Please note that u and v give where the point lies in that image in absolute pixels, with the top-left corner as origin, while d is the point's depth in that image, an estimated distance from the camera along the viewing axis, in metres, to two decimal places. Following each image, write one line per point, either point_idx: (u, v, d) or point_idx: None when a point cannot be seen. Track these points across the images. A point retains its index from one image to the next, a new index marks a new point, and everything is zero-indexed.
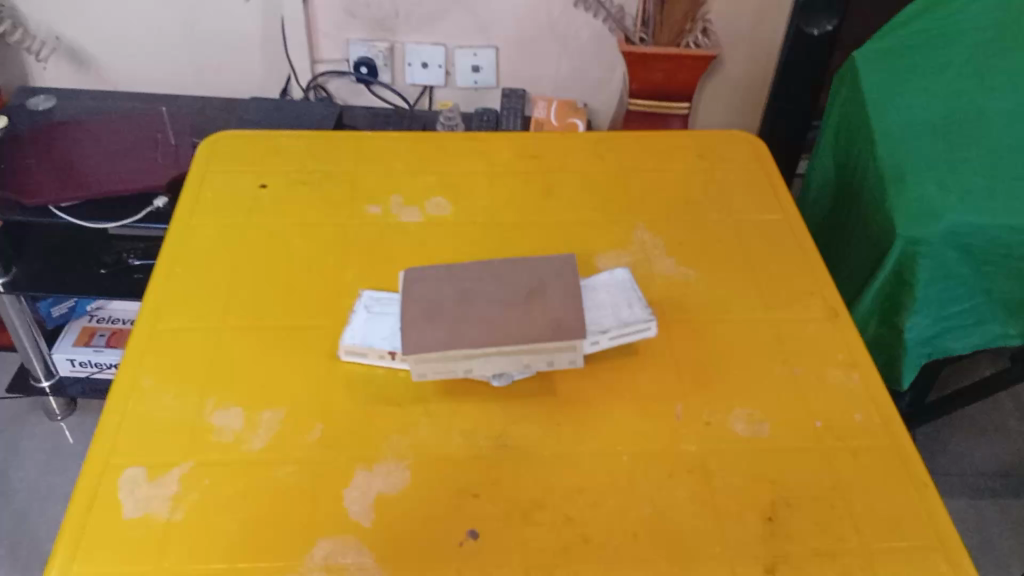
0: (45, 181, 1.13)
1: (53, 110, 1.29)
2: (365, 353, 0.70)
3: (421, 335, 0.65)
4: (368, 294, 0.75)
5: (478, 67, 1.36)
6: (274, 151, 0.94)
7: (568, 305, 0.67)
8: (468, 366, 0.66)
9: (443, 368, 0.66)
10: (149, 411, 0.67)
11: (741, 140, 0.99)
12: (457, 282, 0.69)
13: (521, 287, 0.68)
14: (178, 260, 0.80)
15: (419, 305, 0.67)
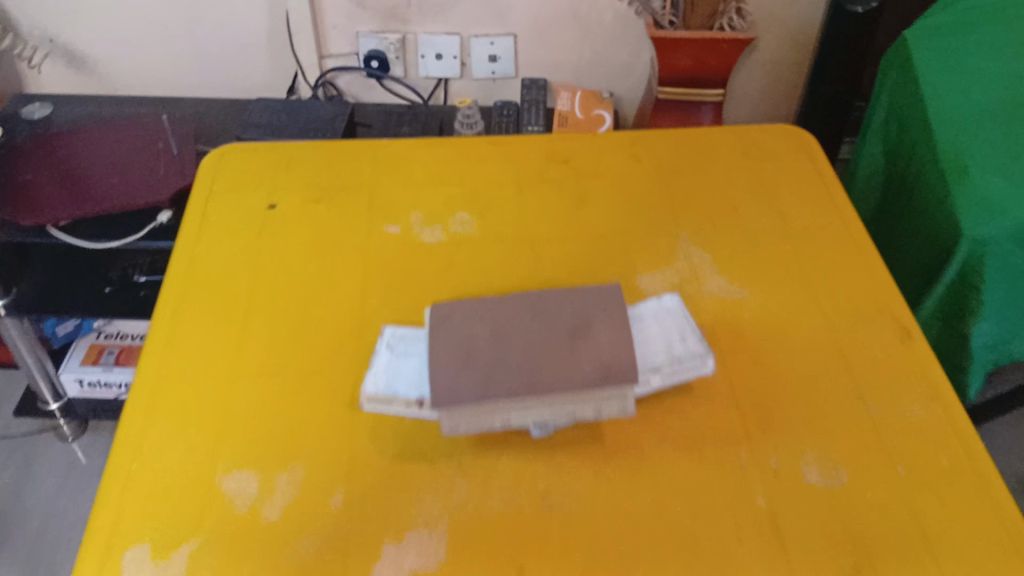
0: (41, 197, 1.06)
1: (49, 118, 1.23)
2: (389, 402, 0.62)
3: (453, 384, 0.58)
4: (390, 330, 0.67)
5: (496, 57, 1.28)
6: (286, 165, 0.85)
7: (619, 345, 0.60)
8: (506, 417, 0.59)
9: (477, 421, 0.59)
10: (154, 474, 0.60)
11: (791, 134, 0.90)
12: (490, 319, 0.62)
13: (563, 324, 0.61)
14: (181, 295, 0.73)
15: (449, 348, 0.60)
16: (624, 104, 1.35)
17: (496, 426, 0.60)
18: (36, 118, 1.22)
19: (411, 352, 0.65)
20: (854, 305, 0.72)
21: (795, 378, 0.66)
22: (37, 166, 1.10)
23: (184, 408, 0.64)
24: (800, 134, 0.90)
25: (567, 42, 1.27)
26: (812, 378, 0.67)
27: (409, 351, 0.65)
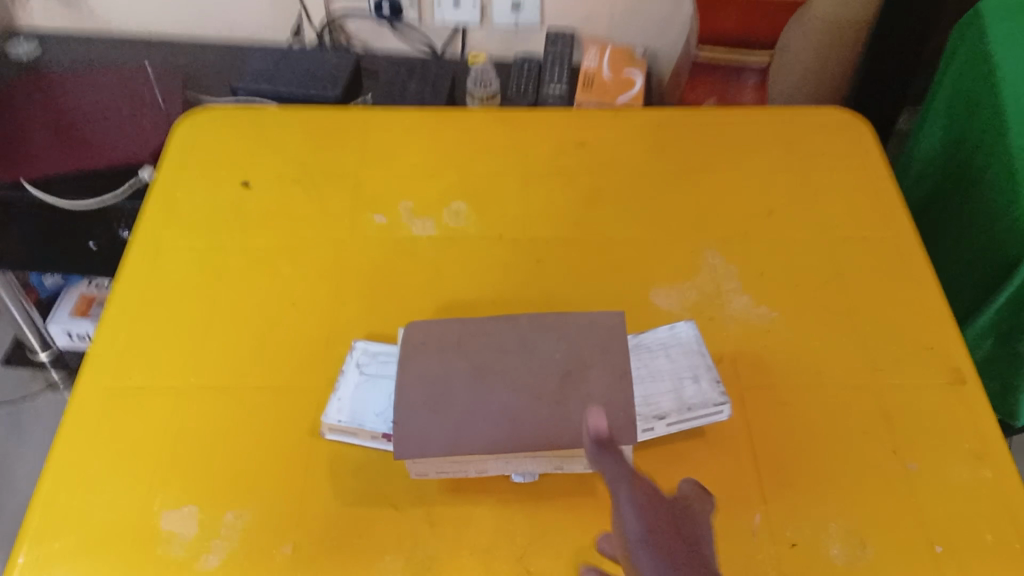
0: (16, 151, 1.00)
1: (38, 60, 1.16)
2: (354, 433, 0.55)
3: (421, 430, 0.51)
4: (363, 345, 0.60)
5: (519, 5, 1.15)
6: (265, 137, 0.79)
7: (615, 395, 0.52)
8: (481, 466, 0.53)
9: (448, 468, 0.53)
10: (85, 502, 0.54)
11: (843, 125, 0.80)
12: (470, 352, 0.55)
13: (553, 364, 0.54)
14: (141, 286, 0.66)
15: (420, 386, 0.53)
16: (660, 63, 1.22)
17: (471, 472, 0.53)
18: (23, 59, 1.15)
19: (383, 374, 0.58)
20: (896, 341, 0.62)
21: (822, 426, 0.58)
22: (18, 115, 1.04)
23: (128, 423, 0.58)
24: (853, 124, 0.80)
25: None
26: (842, 426, 0.58)
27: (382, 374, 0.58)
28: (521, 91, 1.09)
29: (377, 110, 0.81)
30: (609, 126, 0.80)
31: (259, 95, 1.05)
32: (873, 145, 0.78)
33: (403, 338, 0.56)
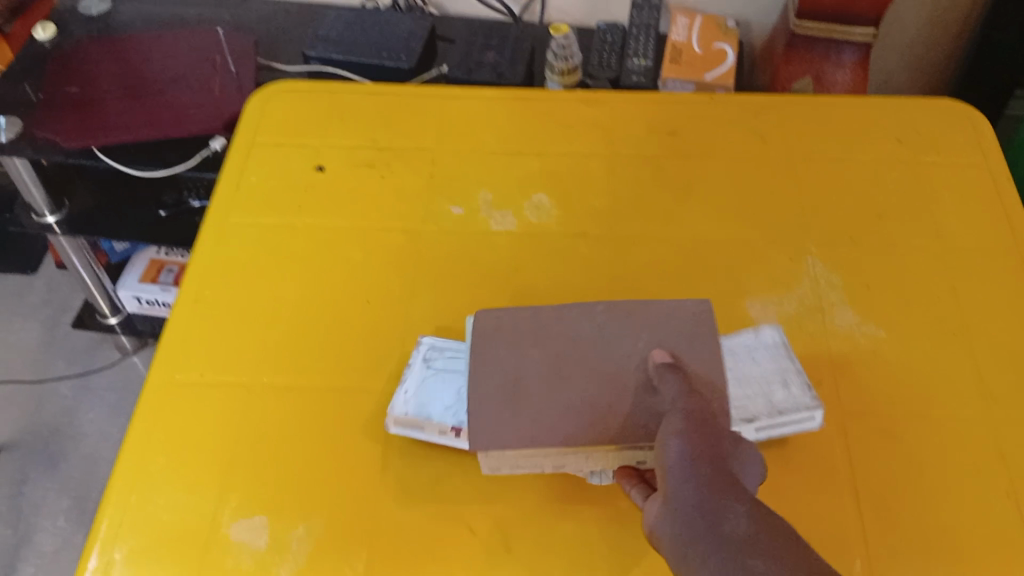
0: (88, 117, 0.99)
1: (108, 15, 1.14)
2: (420, 427, 0.54)
3: (495, 431, 0.51)
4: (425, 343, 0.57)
5: None
6: (338, 114, 0.76)
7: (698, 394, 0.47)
8: (557, 460, 0.52)
9: (521, 464, 0.52)
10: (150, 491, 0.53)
11: (956, 115, 0.74)
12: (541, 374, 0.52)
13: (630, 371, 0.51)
14: (213, 277, 0.64)
15: (492, 387, 0.52)
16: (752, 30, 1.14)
17: (542, 465, 0.53)
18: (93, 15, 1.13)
19: (450, 367, 0.56)
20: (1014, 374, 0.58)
21: None
22: (88, 76, 1.03)
23: (198, 423, 0.56)
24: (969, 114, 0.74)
25: None
26: (954, 461, 0.53)
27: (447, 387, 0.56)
28: (603, 63, 1.03)
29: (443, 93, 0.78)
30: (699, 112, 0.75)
31: (333, 61, 1.02)
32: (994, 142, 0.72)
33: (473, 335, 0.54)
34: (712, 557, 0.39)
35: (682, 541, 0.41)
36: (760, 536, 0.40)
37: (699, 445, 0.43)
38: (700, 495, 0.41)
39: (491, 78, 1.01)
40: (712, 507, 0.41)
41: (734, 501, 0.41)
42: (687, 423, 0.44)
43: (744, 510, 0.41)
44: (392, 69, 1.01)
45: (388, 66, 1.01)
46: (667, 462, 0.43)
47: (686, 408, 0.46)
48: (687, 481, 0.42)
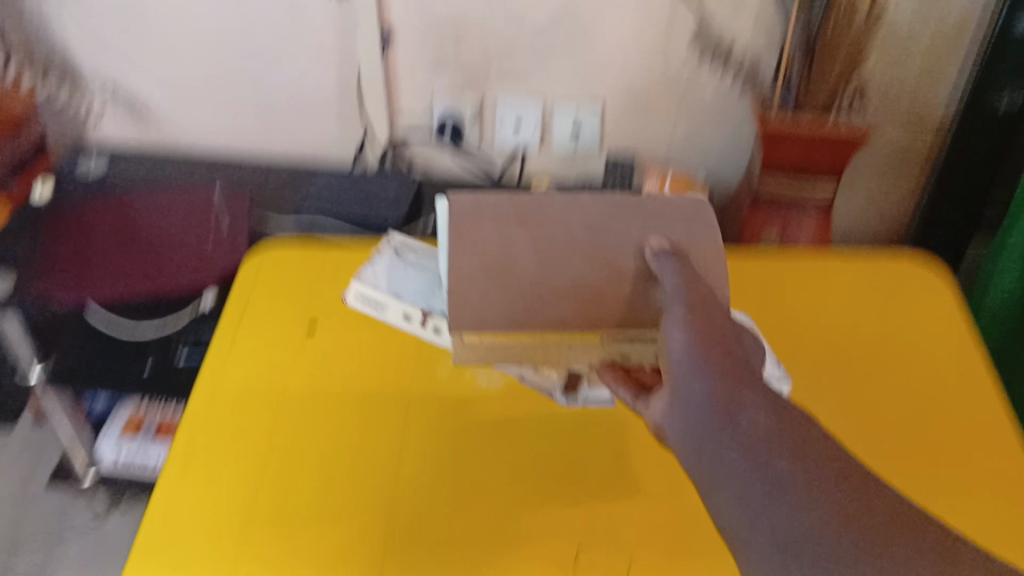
0: (87, 274, 1.06)
1: (106, 176, 1.20)
2: (372, 300, 0.79)
3: (469, 295, 0.61)
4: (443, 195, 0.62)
5: (579, 128, 1.17)
6: (336, 276, 0.87)
7: (699, 287, 0.55)
8: (523, 343, 0.64)
9: (496, 355, 0.66)
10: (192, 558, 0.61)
11: (894, 274, 0.90)
12: (523, 239, 0.60)
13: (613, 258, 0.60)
14: (240, 422, 0.72)
15: (477, 263, 0.60)
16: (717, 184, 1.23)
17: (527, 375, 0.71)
18: (91, 176, 1.19)
19: (416, 259, 0.80)
20: (943, 464, 0.70)
21: None
22: (87, 235, 1.09)
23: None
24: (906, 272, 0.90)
25: (661, 115, 1.15)
26: None
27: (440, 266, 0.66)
28: None
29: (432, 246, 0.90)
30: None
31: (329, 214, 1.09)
32: (929, 295, 0.87)
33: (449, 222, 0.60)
34: (724, 441, 0.46)
35: (694, 429, 0.48)
36: (769, 420, 0.46)
37: (703, 337, 0.51)
38: (707, 383, 0.48)
39: None
40: (719, 391, 0.48)
41: (742, 383, 0.48)
42: (689, 315, 0.53)
43: (748, 395, 0.48)
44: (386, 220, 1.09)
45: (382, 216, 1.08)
46: (672, 353, 0.52)
47: (688, 300, 0.54)
48: (696, 367, 0.50)
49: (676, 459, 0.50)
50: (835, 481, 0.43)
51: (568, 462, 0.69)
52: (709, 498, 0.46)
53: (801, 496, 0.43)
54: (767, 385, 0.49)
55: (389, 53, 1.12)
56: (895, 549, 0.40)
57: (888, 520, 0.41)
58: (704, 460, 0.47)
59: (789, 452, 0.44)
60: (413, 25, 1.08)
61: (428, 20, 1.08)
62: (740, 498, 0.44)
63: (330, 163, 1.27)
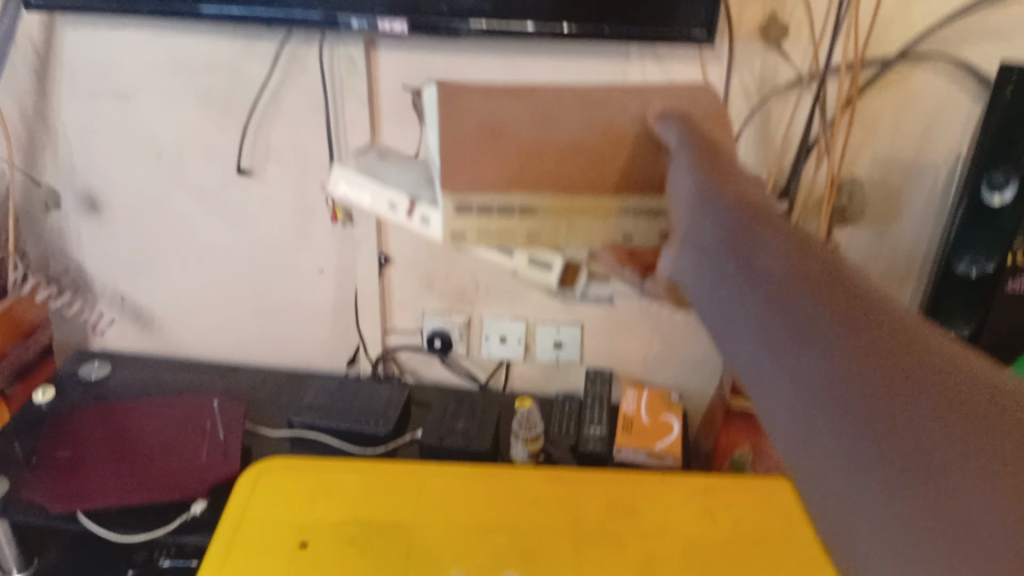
0: (79, 479, 1.03)
1: (105, 380, 1.25)
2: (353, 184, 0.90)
3: (486, 172, 0.76)
4: (432, 84, 0.76)
5: (560, 343, 1.22)
6: (326, 494, 0.98)
7: (714, 161, 0.67)
8: (514, 209, 0.80)
9: (490, 224, 0.81)
10: None
11: None
12: (518, 130, 0.75)
13: (612, 119, 0.76)
14: None
15: (473, 127, 0.75)
16: (695, 400, 1.25)
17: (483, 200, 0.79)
18: (92, 380, 1.24)
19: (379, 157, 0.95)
20: None
21: None
22: (83, 442, 1.09)
23: None
24: None
25: (636, 335, 1.21)
26: None
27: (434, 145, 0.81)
28: (562, 430, 1.14)
29: (429, 464, 1.03)
30: (627, 480, 1.01)
31: (315, 427, 1.12)
32: None
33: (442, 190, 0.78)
34: (750, 292, 0.51)
35: (722, 287, 0.55)
36: (793, 270, 0.50)
37: (724, 209, 0.60)
38: (732, 248, 0.55)
39: (459, 446, 1.09)
40: (747, 248, 0.55)
41: (765, 235, 0.55)
42: (708, 186, 0.63)
43: (773, 246, 0.53)
44: (369, 434, 1.11)
45: (365, 431, 1.11)
46: (701, 220, 0.61)
47: (705, 176, 0.65)
48: (725, 228, 0.58)
49: (711, 325, 0.56)
50: (841, 322, 0.45)
51: (630, 530, 0.95)
52: (738, 357, 0.51)
53: (825, 340, 0.45)
54: (799, 236, 0.54)
55: (386, 272, 1.20)
56: (915, 375, 0.40)
57: (899, 345, 0.42)
58: (729, 324, 0.53)
59: (812, 295, 0.48)
60: (408, 249, 1.18)
61: (422, 245, 1.17)
62: (761, 340, 0.48)
63: (324, 370, 1.32)
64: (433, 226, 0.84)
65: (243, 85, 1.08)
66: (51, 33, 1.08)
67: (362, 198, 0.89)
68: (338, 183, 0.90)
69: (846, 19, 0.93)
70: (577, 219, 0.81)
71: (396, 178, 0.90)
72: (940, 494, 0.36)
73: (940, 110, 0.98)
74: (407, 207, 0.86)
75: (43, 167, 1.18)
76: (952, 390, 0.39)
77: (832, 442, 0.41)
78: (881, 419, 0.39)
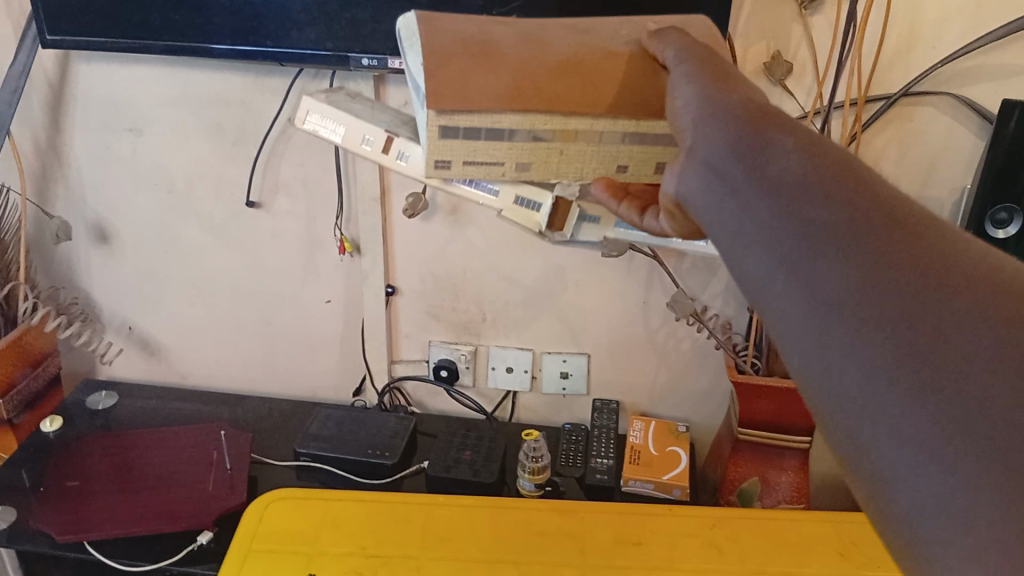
0: (86, 509, 1.03)
1: (112, 409, 1.25)
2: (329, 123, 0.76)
3: (473, 92, 0.64)
4: (411, 11, 0.66)
5: (567, 374, 1.22)
6: (331, 527, 0.98)
7: (700, 47, 0.59)
8: (504, 123, 0.67)
9: (475, 151, 0.69)
10: None
11: (828, 523, 1.01)
12: (511, 52, 0.63)
13: (603, 46, 0.65)
14: None
15: (453, 43, 0.63)
16: (702, 431, 1.25)
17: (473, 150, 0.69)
18: (99, 408, 1.25)
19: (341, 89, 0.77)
20: None
21: None
22: (90, 473, 1.09)
23: None
24: (838, 520, 1.02)
25: (643, 365, 1.21)
26: None
27: (411, 50, 0.66)
28: (570, 462, 1.13)
29: (436, 498, 1.04)
30: (633, 516, 1.02)
31: (322, 457, 1.12)
32: (860, 543, 0.98)
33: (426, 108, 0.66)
34: (750, 191, 0.45)
35: (714, 183, 0.48)
36: (803, 164, 0.44)
37: (711, 95, 0.52)
38: (727, 138, 0.48)
39: (467, 478, 1.09)
40: (743, 136, 0.47)
41: (764, 123, 0.48)
42: (693, 72, 0.56)
43: (778, 134, 0.46)
44: (377, 465, 1.11)
45: (372, 462, 1.11)
46: (686, 111, 0.54)
47: (689, 66, 0.57)
48: (712, 117, 0.51)
49: (703, 226, 0.50)
50: (859, 224, 0.40)
51: (638, 562, 0.95)
52: (736, 263, 0.45)
53: (844, 245, 0.39)
54: (798, 124, 0.48)
55: (393, 303, 1.21)
56: (944, 282, 0.36)
57: (924, 251, 0.38)
58: (725, 225, 0.46)
59: (823, 193, 0.42)
60: (415, 280, 1.19)
61: (429, 276, 1.18)
62: (768, 248, 0.42)
63: (330, 399, 1.32)
64: (413, 163, 0.75)
65: (253, 120, 1.10)
66: (66, 67, 1.10)
67: (334, 132, 0.76)
68: (305, 113, 0.76)
69: (848, 57, 0.94)
70: (573, 146, 0.70)
71: (370, 115, 0.78)
72: (995, 411, 0.32)
73: (943, 149, 1.00)
74: (384, 143, 0.76)
75: (55, 199, 1.20)
76: (985, 288, 0.36)
77: (860, 367, 0.37)
78: (914, 342, 0.35)
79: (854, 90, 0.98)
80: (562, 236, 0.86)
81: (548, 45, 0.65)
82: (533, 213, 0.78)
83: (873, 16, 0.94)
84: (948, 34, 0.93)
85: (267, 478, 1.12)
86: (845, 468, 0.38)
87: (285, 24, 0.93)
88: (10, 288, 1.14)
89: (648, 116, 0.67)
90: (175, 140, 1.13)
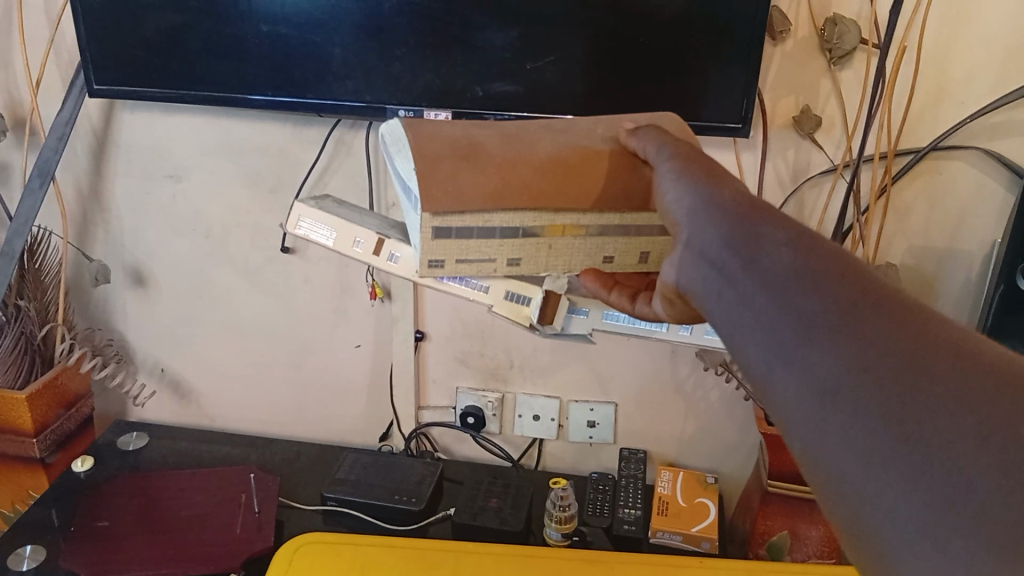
0: (115, 548, 1.04)
1: (142, 449, 1.26)
2: (320, 232, 0.77)
3: (464, 193, 0.65)
4: (398, 122, 0.69)
5: (594, 422, 1.22)
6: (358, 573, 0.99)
7: (682, 142, 0.61)
8: (495, 222, 0.68)
9: (468, 249, 0.70)
10: None
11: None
12: (499, 157, 0.65)
13: (592, 139, 0.67)
14: None
15: (447, 145, 0.65)
16: (731, 483, 1.24)
17: (466, 253, 0.70)
18: (129, 449, 1.25)
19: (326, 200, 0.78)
20: None
21: None
22: (119, 513, 1.10)
23: None
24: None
25: (669, 416, 1.21)
26: None
27: (399, 157, 0.68)
28: (597, 511, 1.13)
29: (465, 545, 1.03)
30: (663, 567, 1.01)
31: (349, 502, 1.12)
32: None
33: (419, 211, 0.66)
34: (745, 285, 0.45)
35: (712, 277, 0.48)
36: (792, 256, 0.45)
37: (702, 190, 0.53)
38: (719, 232, 0.49)
39: (493, 525, 1.08)
40: (734, 228, 0.48)
41: (755, 217, 0.48)
42: (680, 165, 0.58)
43: (768, 224, 0.47)
44: (404, 510, 1.11)
45: (400, 507, 1.11)
46: (677, 205, 0.55)
47: (675, 160, 0.58)
48: (705, 210, 0.51)
49: (704, 316, 0.50)
50: (846, 317, 0.40)
51: None
52: (738, 354, 0.45)
53: (838, 336, 0.40)
54: (785, 215, 0.49)
55: (421, 348, 1.22)
56: (933, 369, 0.36)
57: (913, 339, 0.38)
58: (726, 316, 0.46)
59: (814, 286, 0.42)
60: (444, 327, 1.20)
61: (457, 322, 1.19)
62: (768, 340, 0.42)
63: (356, 444, 1.33)
64: (403, 263, 0.76)
65: (291, 168, 1.12)
66: (111, 116, 1.14)
67: (326, 237, 0.77)
68: (297, 219, 0.77)
69: (878, 112, 0.96)
70: (560, 240, 0.71)
71: (360, 219, 0.79)
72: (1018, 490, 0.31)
73: (971, 204, 1.00)
74: (375, 244, 0.77)
75: (96, 243, 1.23)
76: (970, 374, 0.36)
77: (860, 454, 0.36)
78: (910, 429, 0.35)
79: (883, 144, 0.99)
80: (553, 329, 0.79)
81: (546, 141, 0.67)
82: (522, 307, 0.77)
83: (902, 72, 0.95)
84: (978, 89, 0.94)
85: (294, 521, 1.12)
86: (850, 547, 0.37)
87: (324, 76, 0.96)
88: (48, 329, 1.15)
89: (633, 209, 0.69)
90: (213, 186, 1.16)
